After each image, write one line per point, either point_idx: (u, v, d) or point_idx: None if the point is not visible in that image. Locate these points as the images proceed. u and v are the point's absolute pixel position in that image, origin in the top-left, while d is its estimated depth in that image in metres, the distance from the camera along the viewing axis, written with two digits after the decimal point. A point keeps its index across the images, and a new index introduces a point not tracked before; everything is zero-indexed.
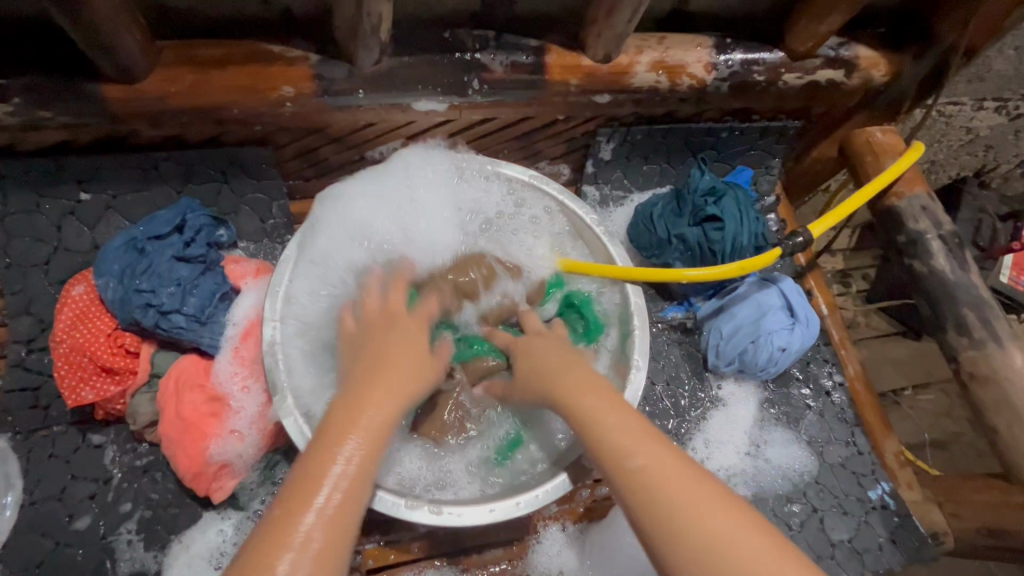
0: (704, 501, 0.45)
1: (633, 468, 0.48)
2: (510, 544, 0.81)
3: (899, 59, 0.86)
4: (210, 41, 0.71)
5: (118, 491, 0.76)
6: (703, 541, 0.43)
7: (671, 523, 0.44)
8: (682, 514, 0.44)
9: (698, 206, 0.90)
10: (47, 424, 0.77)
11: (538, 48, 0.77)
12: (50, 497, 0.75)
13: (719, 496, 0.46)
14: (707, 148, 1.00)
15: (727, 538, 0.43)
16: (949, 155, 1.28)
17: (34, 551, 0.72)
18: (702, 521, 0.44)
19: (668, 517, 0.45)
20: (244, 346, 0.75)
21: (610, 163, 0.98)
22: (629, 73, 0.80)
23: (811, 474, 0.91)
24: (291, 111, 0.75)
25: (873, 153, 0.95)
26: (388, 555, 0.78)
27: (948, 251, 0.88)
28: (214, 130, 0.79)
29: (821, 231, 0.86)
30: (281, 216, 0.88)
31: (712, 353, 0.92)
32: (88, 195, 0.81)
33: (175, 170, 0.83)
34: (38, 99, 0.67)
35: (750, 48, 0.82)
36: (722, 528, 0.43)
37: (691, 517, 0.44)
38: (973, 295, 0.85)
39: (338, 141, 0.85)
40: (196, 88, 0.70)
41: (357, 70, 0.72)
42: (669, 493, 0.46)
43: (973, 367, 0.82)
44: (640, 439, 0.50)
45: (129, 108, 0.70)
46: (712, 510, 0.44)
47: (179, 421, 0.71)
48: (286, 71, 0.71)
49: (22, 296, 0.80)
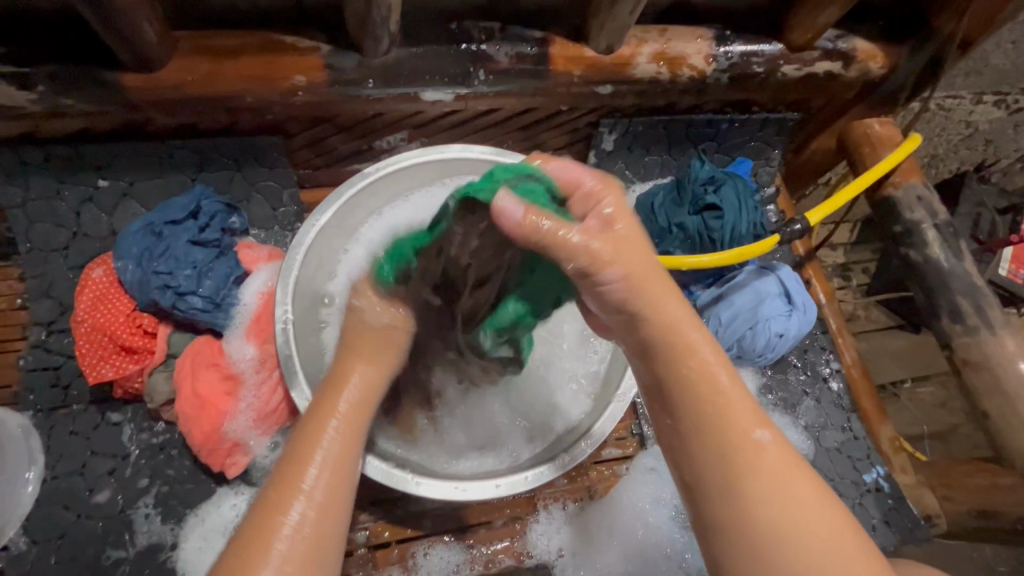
0: (803, 496, 0.47)
1: (730, 433, 0.49)
2: (513, 522, 0.83)
3: (896, 52, 0.88)
4: (225, 31, 0.73)
5: (135, 466, 0.78)
6: (791, 530, 0.46)
7: (768, 514, 0.46)
8: (789, 508, 0.46)
9: (698, 195, 0.92)
10: (67, 402, 0.80)
11: (542, 39, 0.79)
12: (70, 472, 0.77)
13: (811, 487, 0.48)
14: (707, 140, 1.02)
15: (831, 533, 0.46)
16: (948, 149, 1.29)
17: (56, 522, 0.75)
18: (797, 516, 0.46)
19: (769, 496, 0.47)
20: (257, 328, 0.77)
21: (612, 153, 1.00)
22: (631, 64, 0.82)
23: (807, 458, 0.93)
24: (303, 100, 0.77)
25: (870, 144, 0.97)
26: (395, 531, 0.81)
27: (944, 240, 0.90)
28: (228, 119, 0.81)
29: (817, 219, 0.88)
30: (292, 204, 0.91)
31: None
32: (106, 181, 0.84)
33: (190, 158, 0.85)
34: (61, 87, 0.69)
35: (749, 40, 0.84)
36: (827, 533, 0.46)
37: (793, 511, 0.46)
38: (967, 283, 0.87)
39: (347, 131, 0.88)
40: (212, 77, 0.72)
41: (367, 60, 0.75)
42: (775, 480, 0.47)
43: (966, 353, 0.84)
44: (760, 417, 0.51)
45: (147, 97, 0.72)
46: (813, 512, 0.47)
47: (194, 398, 0.74)
48: (298, 60, 0.73)
49: (42, 280, 0.83)
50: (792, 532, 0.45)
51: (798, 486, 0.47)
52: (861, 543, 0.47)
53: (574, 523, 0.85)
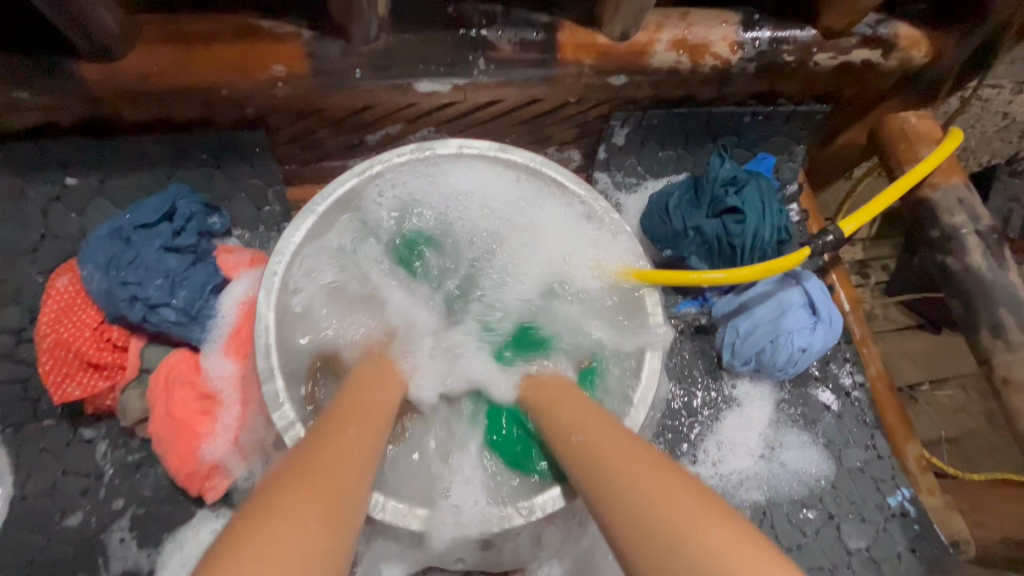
0: (669, 492, 0.43)
1: (596, 466, 0.51)
2: (512, 547, 0.78)
3: (941, 38, 0.79)
4: (196, 15, 0.66)
5: (110, 487, 0.74)
6: (656, 528, 0.41)
7: (632, 522, 0.43)
8: (649, 506, 0.43)
9: (717, 196, 0.85)
10: (37, 417, 0.75)
11: (549, 24, 0.71)
12: (41, 492, 0.73)
13: (683, 484, 0.44)
14: (727, 134, 0.94)
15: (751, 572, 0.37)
16: (982, 142, 1.20)
17: (26, 547, 0.70)
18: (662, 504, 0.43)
19: (625, 507, 0.45)
20: (237, 342, 0.71)
21: (624, 148, 0.93)
22: (648, 53, 0.74)
23: (828, 479, 0.87)
24: (284, 92, 0.70)
25: (907, 140, 0.89)
26: (389, 555, 0.76)
27: (986, 247, 0.82)
28: (203, 112, 0.74)
29: (852, 229, 0.79)
30: (277, 203, 0.84)
31: (727, 352, 0.87)
32: (75, 179, 0.78)
33: (164, 154, 0.79)
34: (12, 78, 0.62)
35: (780, 25, 0.76)
36: (699, 524, 0.40)
37: (652, 506, 0.43)
38: (1010, 295, 0.80)
39: (335, 125, 0.81)
40: (181, 67, 0.65)
41: (354, 47, 0.67)
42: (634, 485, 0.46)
43: (1007, 372, 0.77)
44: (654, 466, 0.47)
45: (111, 89, 0.65)
46: (675, 500, 0.43)
47: (169, 419, 0.69)
48: (277, 48, 0.66)
49: (8, 285, 0.77)
50: (657, 531, 0.41)
51: (661, 480, 0.45)
52: None
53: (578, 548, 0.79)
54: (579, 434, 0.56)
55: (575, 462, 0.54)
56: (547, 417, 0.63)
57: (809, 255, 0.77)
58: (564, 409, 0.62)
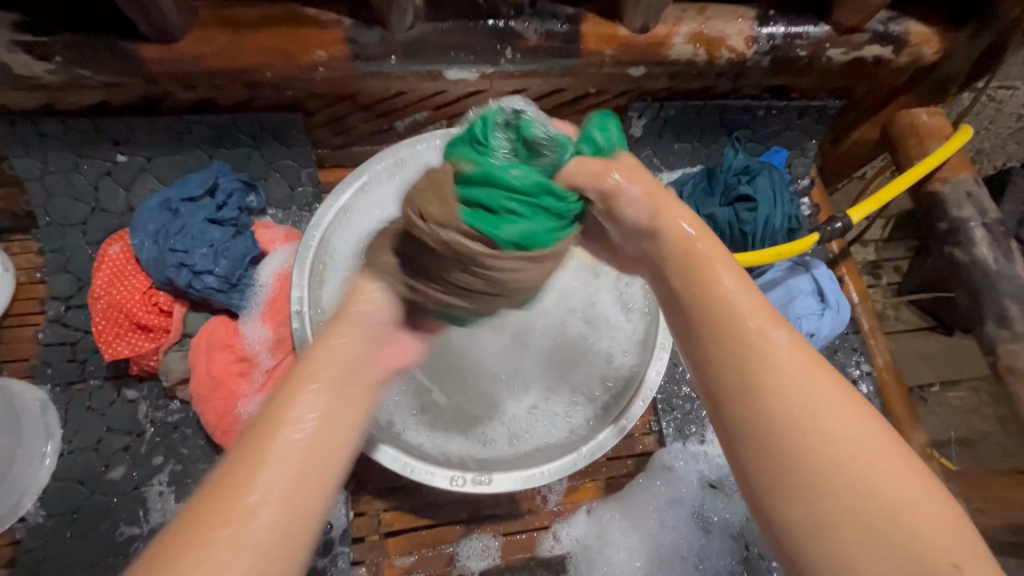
0: (883, 460, 0.38)
1: (730, 313, 0.46)
2: (525, 516, 0.82)
3: (952, 36, 0.82)
4: (245, 3, 0.71)
5: (150, 444, 0.78)
6: (859, 492, 0.37)
7: (837, 483, 0.37)
8: (864, 472, 0.37)
9: (730, 185, 0.88)
10: (84, 377, 0.80)
11: (573, 17, 0.75)
12: (86, 447, 0.78)
13: (841, 394, 0.42)
14: (741, 127, 0.97)
15: (840, 441, 0.39)
16: (996, 143, 1.21)
17: (72, 496, 0.75)
18: (860, 453, 0.38)
19: (834, 469, 0.38)
20: (273, 310, 0.76)
21: (641, 139, 0.95)
22: (667, 44, 0.77)
23: None
24: (323, 76, 0.74)
25: (917, 136, 0.92)
26: (409, 519, 0.79)
27: (993, 240, 0.84)
28: (246, 95, 0.79)
29: (858, 217, 0.83)
30: (310, 184, 0.87)
31: None
32: (124, 156, 0.83)
33: (207, 134, 0.84)
34: (78, 58, 0.68)
35: (794, 21, 0.79)
36: (840, 434, 0.39)
37: (862, 468, 0.38)
38: (1016, 287, 0.82)
39: (367, 110, 0.85)
40: (231, 50, 0.70)
41: (391, 35, 0.72)
42: (853, 441, 0.38)
43: (1010, 360, 0.79)
44: (778, 319, 0.45)
45: (165, 69, 0.71)
46: (898, 479, 0.37)
47: (208, 378, 0.73)
48: (319, 34, 0.71)
49: (61, 255, 0.83)
50: (848, 494, 0.37)
51: (871, 447, 0.39)
52: (890, 456, 0.39)
53: (590, 520, 0.83)
54: (781, 335, 0.44)
55: (716, 304, 0.46)
56: (730, 327, 0.45)
57: (818, 241, 0.81)
58: (721, 304, 0.46)
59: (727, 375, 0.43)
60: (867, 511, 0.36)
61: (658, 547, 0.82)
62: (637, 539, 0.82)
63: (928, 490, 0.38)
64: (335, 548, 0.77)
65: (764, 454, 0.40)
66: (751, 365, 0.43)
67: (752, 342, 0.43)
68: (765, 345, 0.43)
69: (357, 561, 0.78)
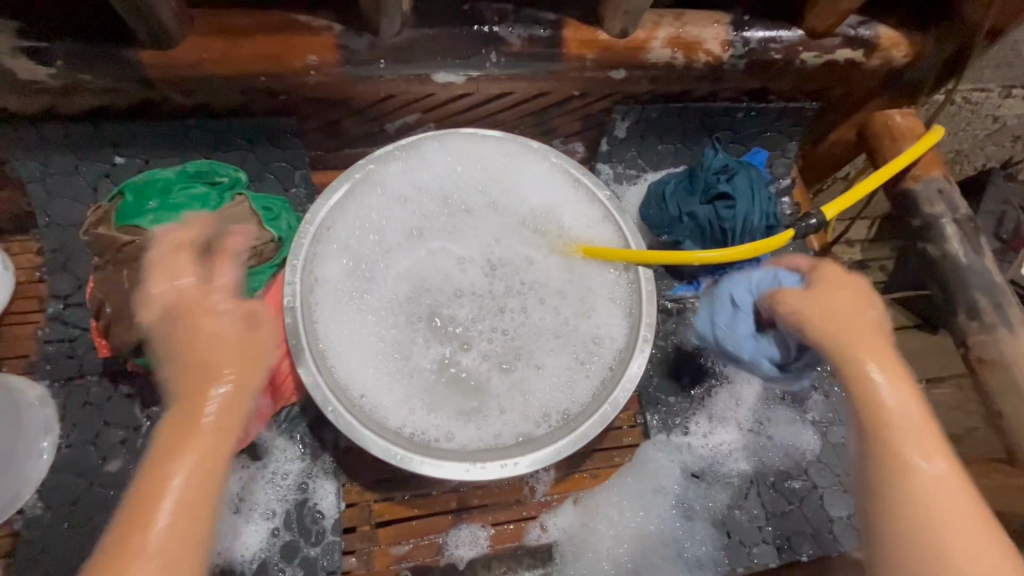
0: (949, 502, 0.52)
1: (883, 409, 0.59)
2: (512, 507, 0.84)
3: (920, 40, 0.86)
4: (239, 10, 0.74)
5: (146, 438, 0.80)
6: (935, 514, 0.52)
7: (924, 510, 0.52)
8: (934, 507, 0.52)
9: (710, 184, 0.91)
10: (82, 373, 0.82)
11: (555, 22, 0.78)
12: (84, 441, 0.79)
13: (974, 504, 0.53)
14: (723, 128, 1.00)
15: (952, 549, 0.50)
16: (974, 144, 1.25)
17: (70, 488, 0.77)
18: (958, 551, 0.49)
19: (920, 512, 0.52)
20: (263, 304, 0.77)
21: (624, 141, 0.99)
22: (646, 49, 0.81)
23: (813, 452, 0.92)
24: (315, 80, 0.77)
25: (890, 136, 0.95)
26: (399, 509, 0.82)
27: (963, 236, 0.88)
28: (241, 99, 0.82)
29: (832, 215, 0.86)
30: (303, 185, 0.90)
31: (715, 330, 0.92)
32: (123, 158, 0.85)
33: (203, 137, 0.86)
34: (79, 62, 0.71)
35: (767, 26, 0.82)
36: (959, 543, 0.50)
37: (930, 503, 0.52)
38: (985, 280, 0.85)
39: (358, 113, 0.88)
40: (225, 55, 0.73)
41: (380, 40, 0.75)
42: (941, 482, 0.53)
43: (980, 350, 0.82)
44: (932, 447, 0.56)
45: (162, 73, 0.73)
46: (961, 521, 0.51)
47: None
48: (311, 40, 0.74)
49: (60, 254, 0.85)
50: (930, 521, 0.51)
51: (941, 487, 0.53)
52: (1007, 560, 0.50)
53: (575, 509, 0.85)
54: (926, 461, 0.55)
55: (861, 399, 0.60)
56: (850, 372, 0.62)
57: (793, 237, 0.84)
58: (893, 392, 0.59)
59: (865, 470, 0.57)
60: (928, 531, 0.51)
61: (640, 534, 0.84)
62: (619, 527, 0.85)
63: (988, 534, 0.51)
64: (326, 538, 0.77)
65: (879, 523, 0.54)
66: (888, 441, 0.57)
67: (879, 398, 0.60)
68: (902, 446, 0.56)
69: (348, 550, 0.80)
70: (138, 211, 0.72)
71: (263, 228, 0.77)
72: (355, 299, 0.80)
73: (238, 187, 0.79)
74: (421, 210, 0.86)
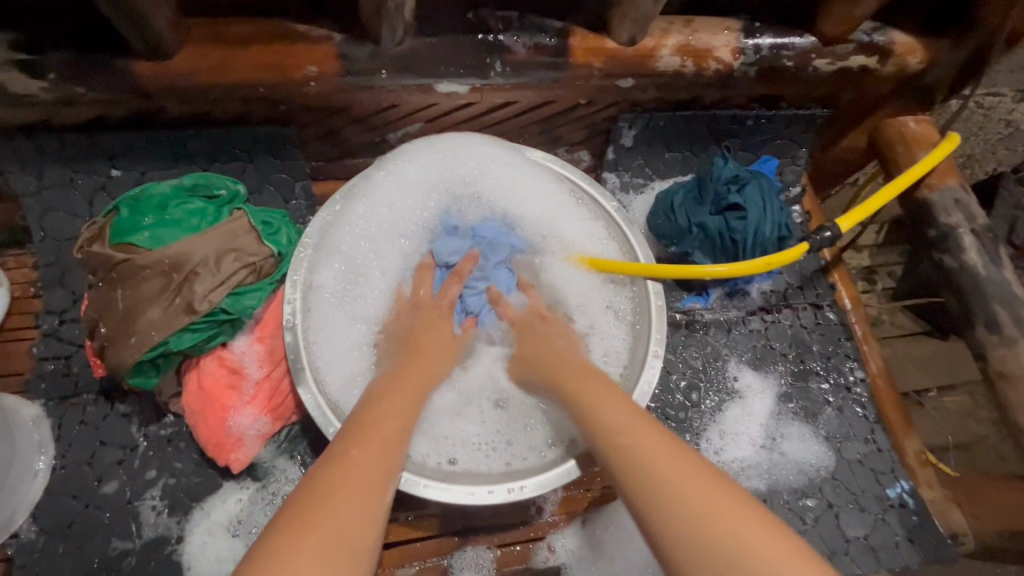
0: (725, 502, 0.48)
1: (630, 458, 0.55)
2: (518, 527, 0.81)
3: (937, 45, 0.83)
4: (236, 20, 0.72)
5: (144, 458, 0.78)
6: (692, 520, 0.47)
7: (670, 511, 0.49)
8: (687, 499, 0.49)
9: (720, 194, 0.89)
10: (77, 392, 0.80)
11: (562, 30, 0.76)
12: (80, 461, 0.77)
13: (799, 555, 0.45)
14: (731, 136, 0.98)
15: None
16: (986, 149, 1.22)
17: (65, 511, 0.75)
18: None
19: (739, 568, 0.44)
20: (263, 323, 0.76)
21: (631, 149, 0.96)
22: (655, 57, 0.79)
23: (827, 469, 0.89)
24: (315, 90, 0.75)
25: (904, 144, 0.93)
26: (403, 530, 0.79)
27: (982, 246, 0.85)
28: (239, 109, 0.80)
29: (849, 226, 0.84)
30: (303, 197, 0.89)
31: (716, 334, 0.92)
32: (119, 171, 0.84)
33: (201, 148, 0.84)
34: (72, 75, 0.69)
35: (780, 32, 0.80)
36: None
37: (673, 490, 0.50)
38: (1005, 293, 0.82)
39: (359, 123, 0.86)
40: (222, 66, 0.71)
41: (381, 50, 0.73)
42: (644, 461, 0.53)
43: (1001, 365, 0.80)
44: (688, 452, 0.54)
45: (157, 85, 0.71)
46: (711, 501, 0.48)
47: (200, 392, 0.73)
48: (310, 50, 0.72)
49: (55, 268, 0.83)
50: (687, 514, 0.48)
51: (709, 487, 0.49)
52: None
53: (583, 530, 0.82)
54: (625, 436, 0.57)
55: (601, 425, 0.60)
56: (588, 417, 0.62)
57: (807, 251, 0.82)
58: (609, 408, 0.61)
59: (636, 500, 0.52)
60: (729, 539, 0.46)
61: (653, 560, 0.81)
62: (630, 550, 0.81)
63: (758, 525, 0.46)
64: None
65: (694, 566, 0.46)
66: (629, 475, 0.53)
67: (603, 419, 0.60)
68: (611, 436, 0.58)
69: None
70: (134, 228, 0.69)
71: (261, 242, 0.74)
72: (351, 316, 0.79)
73: (236, 201, 0.77)
74: (410, 220, 0.83)
